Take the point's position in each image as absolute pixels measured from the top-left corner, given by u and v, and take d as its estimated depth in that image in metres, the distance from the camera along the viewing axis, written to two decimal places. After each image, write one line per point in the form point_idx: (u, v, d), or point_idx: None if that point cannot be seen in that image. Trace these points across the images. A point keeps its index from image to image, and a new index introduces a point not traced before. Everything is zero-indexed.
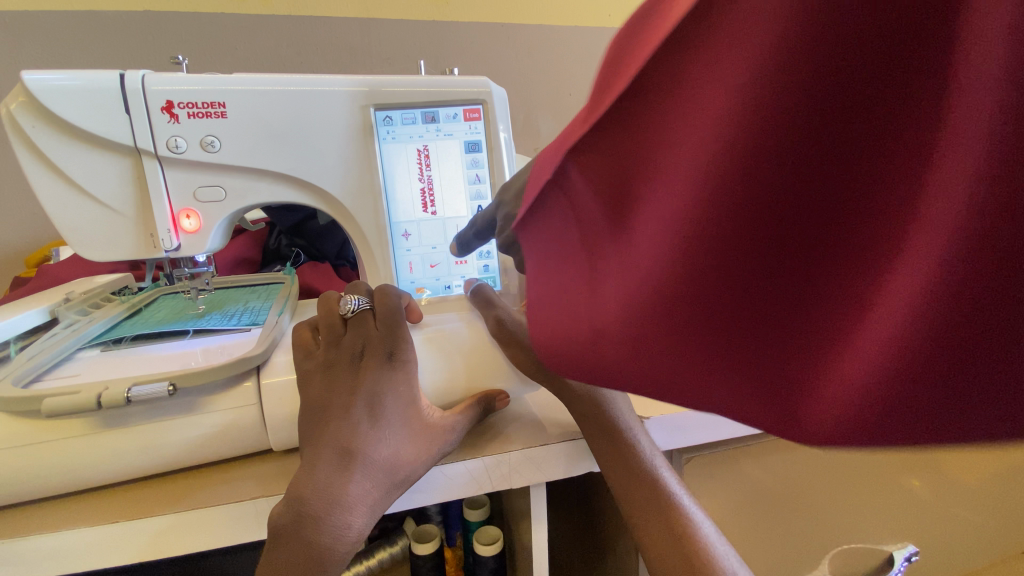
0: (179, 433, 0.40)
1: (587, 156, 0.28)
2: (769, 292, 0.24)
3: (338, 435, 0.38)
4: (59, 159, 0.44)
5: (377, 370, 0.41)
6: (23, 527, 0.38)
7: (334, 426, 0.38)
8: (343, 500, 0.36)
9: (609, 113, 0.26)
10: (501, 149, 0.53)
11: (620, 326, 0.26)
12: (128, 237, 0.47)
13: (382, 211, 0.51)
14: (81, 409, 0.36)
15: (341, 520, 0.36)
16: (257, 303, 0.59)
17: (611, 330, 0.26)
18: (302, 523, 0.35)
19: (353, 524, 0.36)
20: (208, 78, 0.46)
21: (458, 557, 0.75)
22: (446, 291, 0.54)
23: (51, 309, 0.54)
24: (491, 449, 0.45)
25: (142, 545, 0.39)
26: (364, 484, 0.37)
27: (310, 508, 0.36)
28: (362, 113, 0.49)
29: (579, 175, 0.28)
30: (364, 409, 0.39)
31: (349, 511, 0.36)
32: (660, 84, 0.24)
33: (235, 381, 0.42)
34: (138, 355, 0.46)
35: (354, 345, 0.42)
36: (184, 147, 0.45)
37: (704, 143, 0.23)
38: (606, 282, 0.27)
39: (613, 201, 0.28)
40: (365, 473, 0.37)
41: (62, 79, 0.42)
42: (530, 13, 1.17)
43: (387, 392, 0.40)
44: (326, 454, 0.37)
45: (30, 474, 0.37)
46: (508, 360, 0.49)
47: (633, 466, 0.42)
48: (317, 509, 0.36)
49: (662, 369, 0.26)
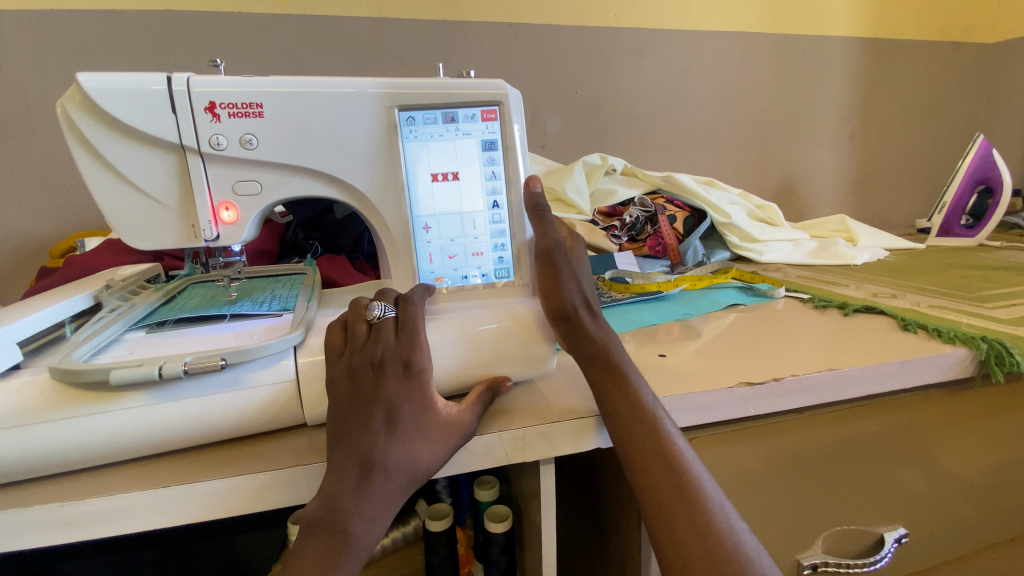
0: (224, 407, 0.44)
1: None
2: None
3: (360, 446, 0.41)
4: (111, 155, 0.48)
5: (396, 381, 0.43)
6: (83, 490, 0.42)
7: (355, 437, 0.41)
8: (367, 501, 0.40)
9: None
10: (515, 147, 0.56)
11: None
12: (171, 227, 0.51)
13: (405, 205, 0.55)
14: (143, 380, 0.39)
15: (364, 516, 0.40)
16: (283, 291, 0.63)
17: None
18: (335, 519, 0.39)
19: (375, 520, 0.40)
20: (246, 80, 0.49)
21: (469, 536, 0.79)
22: (463, 280, 0.58)
23: (94, 294, 0.58)
24: (506, 425, 0.49)
25: (188, 509, 0.42)
26: (385, 488, 0.41)
27: (340, 506, 0.40)
28: (386, 113, 0.53)
29: None
30: (382, 422, 0.42)
31: (370, 509, 0.40)
32: None
33: (275, 360, 0.46)
34: (182, 337, 0.50)
35: (374, 353, 0.43)
36: (225, 144, 0.49)
37: None
38: None
39: None
40: (387, 478, 0.41)
41: (114, 81, 0.46)
42: (539, 13, 1.21)
43: (404, 404, 0.43)
44: (349, 462, 0.41)
45: (91, 441, 0.41)
46: (515, 348, 0.53)
47: (636, 408, 0.46)
48: (347, 508, 0.40)
49: None
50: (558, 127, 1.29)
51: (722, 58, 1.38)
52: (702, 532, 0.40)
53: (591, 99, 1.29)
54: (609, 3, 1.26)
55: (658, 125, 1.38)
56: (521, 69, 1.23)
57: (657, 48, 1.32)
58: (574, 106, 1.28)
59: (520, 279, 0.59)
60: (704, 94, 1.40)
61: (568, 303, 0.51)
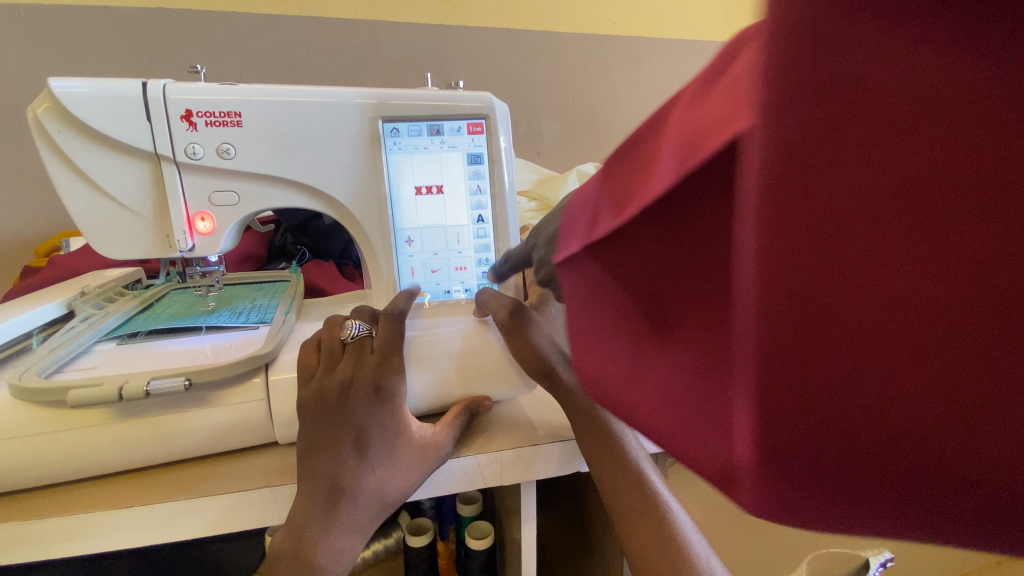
0: (190, 426, 0.43)
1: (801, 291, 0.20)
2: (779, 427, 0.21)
3: (329, 471, 0.40)
4: (83, 162, 0.46)
5: (365, 404, 0.42)
6: (40, 510, 0.40)
7: (323, 461, 0.40)
8: (336, 528, 0.39)
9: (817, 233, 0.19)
10: (501, 161, 0.55)
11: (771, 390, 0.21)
12: (145, 237, 0.50)
13: (387, 218, 0.54)
14: (104, 399, 0.38)
15: (333, 544, 0.39)
16: (263, 300, 0.62)
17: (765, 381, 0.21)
18: (301, 548, 0.38)
19: (345, 549, 0.40)
20: (225, 88, 0.48)
21: (450, 550, 0.78)
22: (446, 295, 0.57)
23: (68, 302, 0.56)
24: (485, 448, 0.48)
25: (151, 530, 0.41)
26: (354, 515, 0.40)
27: (307, 535, 0.39)
28: (370, 124, 0.51)
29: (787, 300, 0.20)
30: (351, 446, 0.41)
31: (340, 537, 0.39)
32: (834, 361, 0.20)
33: (245, 377, 0.45)
34: (153, 350, 0.48)
35: (345, 374, 0.42)
36: (201, 153, 0.48)
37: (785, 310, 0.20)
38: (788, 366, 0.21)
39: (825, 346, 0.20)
40: (357, 504, 0.40)
41: (85, 87, 0.44)
42: (536, 18, 1.20)
43: (375, 428, 0.42)
44: (316, 488, 0.40)
45: (48, 458, 0.40)
46: (498, 370, 0.52)
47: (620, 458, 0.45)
48: (315, 536, 0.39)
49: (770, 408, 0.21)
50: (553, 134, 1.28)
51: None
52: (676, 567, 0.40)
53: (588, 107, 1.29)
54: (608, 11, 1.25)
55: None
56: (518, 76, 1.22)
57: (655, 57, 1.31)
58: (570, 113, 1.27)
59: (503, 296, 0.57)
60: None
61: (545, 360, 0.49)
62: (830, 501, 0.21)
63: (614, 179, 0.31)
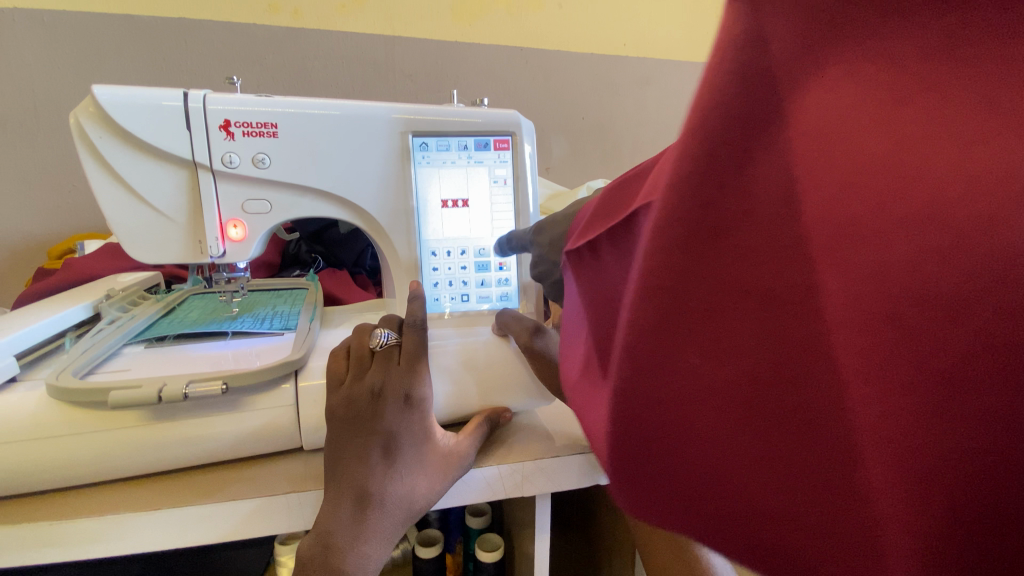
0: (220, 430, 0.43)
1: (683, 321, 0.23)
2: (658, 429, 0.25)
3: (357, 478, 0.41)
4: (122, 169, 0.47)
5: (394, 411, 0.42)
6: (69, 511, 0.40)
7: (352, 468, 0.41)
8: (364, 535, 0.40)
9: (694, 274, 0.22)
10: (526, 176, 0.57)
11: (652, 395, 0.24)
12: (177, 243, 0.51)
13: (413, 230, 0.55)
14: (143, 402, 0.39)
15: (361, 551, 0.39)
16: (284, 307, 0.63)
17: (653, 388, 0.24)
18: (329, 554, 0.39)
19: (372, 555, 0.40)
20: (262, 100, 0.49)
21: (458, 563, 0.78)
22: (467, 306, 0.58)
23: (94, 305, 0.57)
24: (506, 458, 0.48)
25: (178, 533, 0.41)
26: (381, 522, 0.40)
27: (336, 541, 0.39)
28: (400, 139, 0.53)
29: (677, 323, 0.23)
30: (380, 454, 0.41)
31: (368, 544, 0.40)
32: (696, 392, 0.23)
33: (276, 382, 0.46)
34: (182, 354, 0.49)
35: (374, 382, 0.43)
36: (237, 162, 0.49)
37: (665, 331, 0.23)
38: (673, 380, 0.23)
39: (701, 376, 0.23)
40: (384, 511, 0.41)
41: (129, 96, 0.46)
42: (548, 37, 1.23)
43: (402, 436, 0.42)
44: (345, 495, 0.40)
45: (82, 459, 0.40)
46: (518, 380, 0.52)
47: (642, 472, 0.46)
48: (343, 542, 0.39)
49: (655, 412, 0.24)
50: (563, 151, 1.30)
51: None
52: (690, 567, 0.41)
53: (598, 124, 1.31)
54: (618, 32, 1.28)
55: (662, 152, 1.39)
56: (530, 92, 1.24)
57: (664, 77, 1.34)
58: (580, 131, 1.29)
59: (524, 310, 0.59)
60: None
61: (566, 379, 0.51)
62: (704, 490, 0.24)
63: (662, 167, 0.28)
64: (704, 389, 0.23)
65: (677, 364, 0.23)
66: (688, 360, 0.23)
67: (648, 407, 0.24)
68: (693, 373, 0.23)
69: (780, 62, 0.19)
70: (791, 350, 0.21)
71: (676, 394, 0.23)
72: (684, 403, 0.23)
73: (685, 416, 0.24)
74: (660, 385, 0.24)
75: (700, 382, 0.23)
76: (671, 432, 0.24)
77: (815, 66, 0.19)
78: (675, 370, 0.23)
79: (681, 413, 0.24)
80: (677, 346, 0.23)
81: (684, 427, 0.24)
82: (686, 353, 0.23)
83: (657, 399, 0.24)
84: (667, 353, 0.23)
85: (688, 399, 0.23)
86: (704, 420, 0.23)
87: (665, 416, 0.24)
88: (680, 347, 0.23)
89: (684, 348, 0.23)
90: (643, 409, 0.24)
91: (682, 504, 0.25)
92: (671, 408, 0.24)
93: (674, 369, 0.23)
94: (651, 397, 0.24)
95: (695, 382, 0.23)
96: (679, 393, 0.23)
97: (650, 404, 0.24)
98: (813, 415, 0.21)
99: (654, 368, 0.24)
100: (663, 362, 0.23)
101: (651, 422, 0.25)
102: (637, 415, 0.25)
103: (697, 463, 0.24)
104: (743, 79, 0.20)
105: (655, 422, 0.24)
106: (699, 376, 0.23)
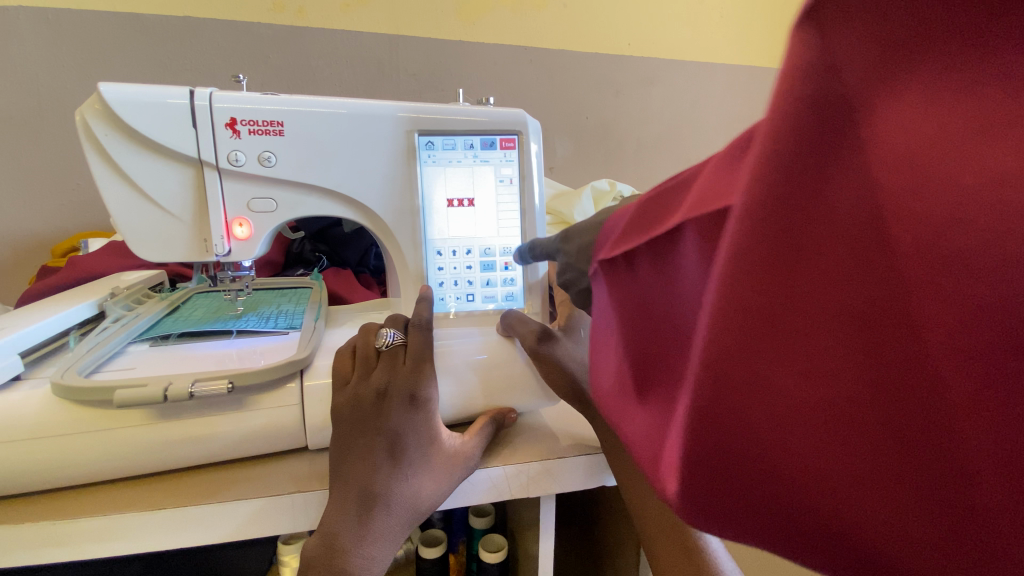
0: (225, 429, 0.43)
1: (763, 339, 0.20)
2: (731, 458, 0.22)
3: (362, 478, 0.40)
4: (127, 166, 0.47)
5: (399, 411, 0.42)
6: (73, 510, 0.40)
7: (357, 468, 0.41)
8: (369, 536, 0.39)
9: (777, 287, 0.19)
10: (532, 176, 0.56)
11: (723, 421, 0.21)
12: (182, 241, 0.51)
13: (418, 229, 0.55)
14: (148, 401, 0.39)
15: (366, 552, 0.39)
16: (289, 306, 0.63)
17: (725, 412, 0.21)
18: (334, 555, 0.38)
19: (377, 556, 0.40)
20: (269, 98, 0.49)
21: (461, 563, 0.77)
22: (472, 305, 0.57)
23: (98, 303, 0.57)
24: (511, 459, 0.48)
25: (183, 533, 0.41)
26: (386, 523, 0.40)
27: (341, 542, 0.39)
28: (406, 137, 0.53)
29: (757, 341, 0.20)
30: (385, 454, 0.41)
31: (373, 544, 0.40)
32: (777, 420, 0.20)
33: (281, 382, 0.45)
34: (186, 353, 0.49)
35: (381, 382, 0.43)
36: (243, 160, 0.49)
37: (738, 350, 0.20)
38: (749, 404, 0.20)
39: (784, 403, 0.20)
40: (389, 512, 0.40)
41: (135, 94, 0.45)
42: (553, 37, 1.23)
43: (408, 436, 0.42)
44: (350, 495, 0.40)
45: (86, 457, 0.40)
46: (523, 380, 0.52)
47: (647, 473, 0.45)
48: (347, 543, 0.39)
49: (727, 439, 0.21)
50: (567, 151, 1.30)
51: (730, 92, 1.41)
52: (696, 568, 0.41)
53: (602, 124, 1.31)
54: (623, 31, 1.27)
55: (666, 152, 1.39)
56: (534, 92, 1.24)
57: (669, 77, 1.34)
58: (584, 131, 1.29)
59: (529, 310, 0.58)
60: (712, 124, 1.42)
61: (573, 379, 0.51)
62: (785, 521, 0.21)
63: (718, 170, 0.27)
64: (788, 415, 0.20)
65: (756, 388, 0.20)
66: (769, 383, 0.20)
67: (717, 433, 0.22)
68: (774, 398, 0.20)
69: (877, 43, 0.16)
70: (896, 371, 0.18)
71: (751, 421, 0.21)
72: (762, 429, 0.21)
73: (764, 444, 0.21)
74: (733, 410, 0.21)
75: (785, 409, 0.20)
76: (745, 460, 0.21)
77: (897, 74, 0.16)
78: (752, 394, 0.20)
79: (759, 440, 0.21)
80: (754, 367, 0.20)
81: (763, 456, 0.21)
82: (766, 376, 0.20)
83: (731, 426, 0.21)
84: (743, 375, 0.20)
85: (764, 426, 0.21)
86: (785, 450, 0.20)
87: (740, 444, 0.21)
88: (755, 368, 0.20)
89: (764, 371, 0.20)
90: (712, 436, 0.22)
91: (759, 530, 0.22)
92: (744, 435, 0.21)
93: (750, 394, 0.20)
94: (721, 423, 0.21)
95: (775, 408, 0.20)
96: (755, 421, 0.21)
97: (721, 430, 0.21)
98: (924, 448, 0.18)
99: (725, 391, 0.21)
100: (737, 384, 0.20)
101: (722, 450, 0.22)
102: (707, 441, 0.22)
103: (778, 495, 0.21)
104: (819, 75, 0.17)
105: (728, 451, 0.22)
106: (780, 402, 0.20)
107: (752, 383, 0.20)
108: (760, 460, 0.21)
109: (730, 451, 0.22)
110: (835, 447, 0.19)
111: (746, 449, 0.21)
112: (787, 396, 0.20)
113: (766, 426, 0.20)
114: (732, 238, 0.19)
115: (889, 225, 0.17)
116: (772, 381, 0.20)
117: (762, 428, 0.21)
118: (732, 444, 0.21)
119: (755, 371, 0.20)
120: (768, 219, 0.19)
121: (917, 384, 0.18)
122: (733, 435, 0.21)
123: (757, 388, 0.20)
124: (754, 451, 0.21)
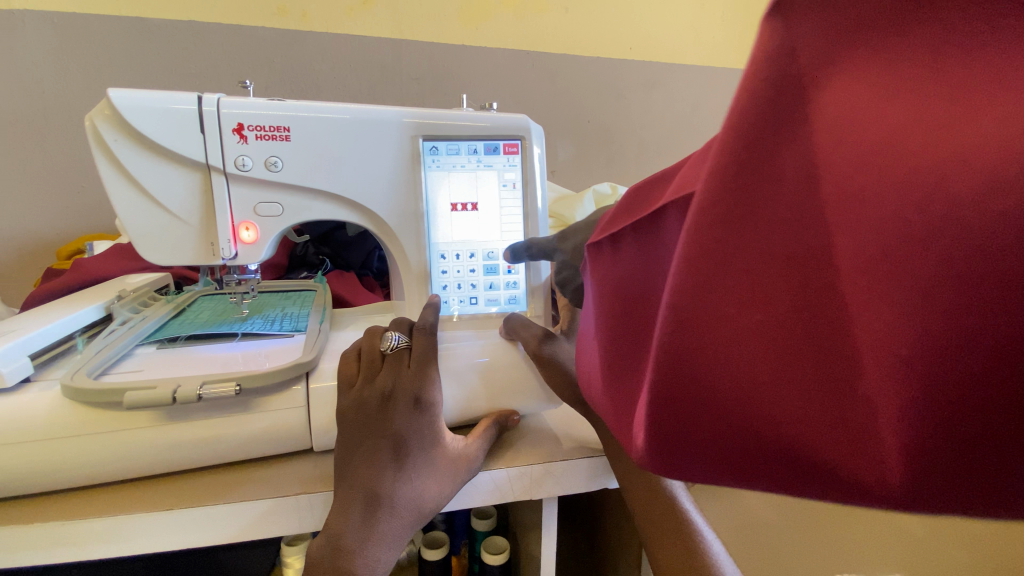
0: (231, 431, 0.43)
1: (721, 288, 0.23)
2: (692, 398, 0.25)
3: (367, 480, 0.41)
4: (136, 171, 0.48)
5: (404, 414, 0.43)
6: (81, 510, 0.41)
7: (363, 470, 0.41)
8: (374, 537, 0.40)
9: (732, 242, 0.22)
10: (535, 180, 0.57)
11: (685, 364, 0.24)
12: (189, 245, 0.51)
13: (422, 233, 0.55)
14: (157, 403, 0.39)
15: (371, 553, 0.39)
16: (293, 308, 0.63)
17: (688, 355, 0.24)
18: (339, 555, 0.39)
19: (381, 558, 0.40)
20: (275, 104, 0.50)
21: (463, 565, 0.78)
22: (475, 309, 0.58)
23: (105, 305, 0.58)
24: (515, 461, 0.49)
25: (190, 533, 0.42)
26: (391, 524, 0.41)
27: (346, 543, 0.39)
28: (411, 142, 0.53)
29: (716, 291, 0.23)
30: (391, 455, 0.42)
31: (377, 545, 0.40)
32: (731, 360, 0.24)
33: (287, 384, 0.46)
34: (193, 355, 0.49)
35: (385, 385, 0.44)
36: (250, 165, 0.49)
37: (701, 299, 0.23)
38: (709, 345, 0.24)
39: (736, 343, 0.23)
40: (394, 513, 0.41)
41: (144, 100, 0.46)
42: (555, 41, 1.23)
43: (413, 438, 0.43)
44: (355, 497, 0.40)
45: (96, 458, 0.41)
46: (526, 383, 0.52)
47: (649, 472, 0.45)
48: (353, 544, 0.39)
49: (689, 379, 0.25)
50: (569, 154, 1.30)
51: (732, 95, 1.41)
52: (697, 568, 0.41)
53: (604, 128, 1.31)
54: (624, 36, 1.28)
55: (667, 155, 1.40)
56: (536, 96, 1.24)
57: (670, 81, 1.34)
58: (586, 134, 1.29)
59: (532, 313, 0.59)
60: (713, 128, 1.42)
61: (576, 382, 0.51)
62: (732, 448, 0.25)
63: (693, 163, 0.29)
64: (740, 356, 0.23)
65: (714, 332, 0.24)
66: (724, 328, 0.23)
67: (682, 375, 0.25)
68: (730, 342, 0.23)
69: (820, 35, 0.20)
70: (824, 312, 0.22)
71: (709, 362, 0.24)
72: (719, 370, 0.24)
73: (719, 382, 0.24)
74: (693, 352, 0.24)
75: (739, 350, 0.23)
76: (702, 397, 0.25)
77: (842, 61, 0.20)
78: (712, 338, 0.24)
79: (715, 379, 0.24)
80: (713, 315, 0.23)
81: (719, 393, 0.24)
82: (725, 320, 0.23)
83: (690, 367, 0.24)
84: (704, 322, 0.24)
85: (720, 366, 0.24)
86: (737, 386, 0.24)
87: (700, 385, 0.25)
88: (715, 314, 0.23)
89: (723, 317, 0.23)
90: (676, 377, 0.25)
91: (712, 462, 0.26)
92: (704, 376, 0.24)
93: (711, 338, 0.24)
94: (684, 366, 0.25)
95: (732, 351, 0.23)
96: (713, 361, 0.24)
97: (684, 372, 0.25)
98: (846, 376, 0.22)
99: (690, 336, 0.24)
100: (699, 331, 0.24)
101: (683, 390, 0.25)
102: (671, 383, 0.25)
103: (729, 426, 0.25)
104: (774, 67, 0.21)
105: (690, 391, 0.25)
106: (735, 343, 0.23)
107: (712, 328, 0.23)
108: (713, 397, 0.24)
109: (690, 390, 0.25)
110: (782, 382, 0.23)
111: (705, 388, 0.24)
112: (741, 339, 0.23)
113: (721, 367, 0.24)
114: (698, 197, 0.23)
115: (819, 191, 0.21)
116: (728, 326, 0.23)
117: (720, 368, 0.24)
118: (692, 385, 0.25)
119: (712, 318, 0.23)
120: (731, 180, 0.22)
121: (841, 322, 0.21)
122: (694, 377, 0.25)
123: (716, 332, 0.23)
124: (710, 390, 0.24)
